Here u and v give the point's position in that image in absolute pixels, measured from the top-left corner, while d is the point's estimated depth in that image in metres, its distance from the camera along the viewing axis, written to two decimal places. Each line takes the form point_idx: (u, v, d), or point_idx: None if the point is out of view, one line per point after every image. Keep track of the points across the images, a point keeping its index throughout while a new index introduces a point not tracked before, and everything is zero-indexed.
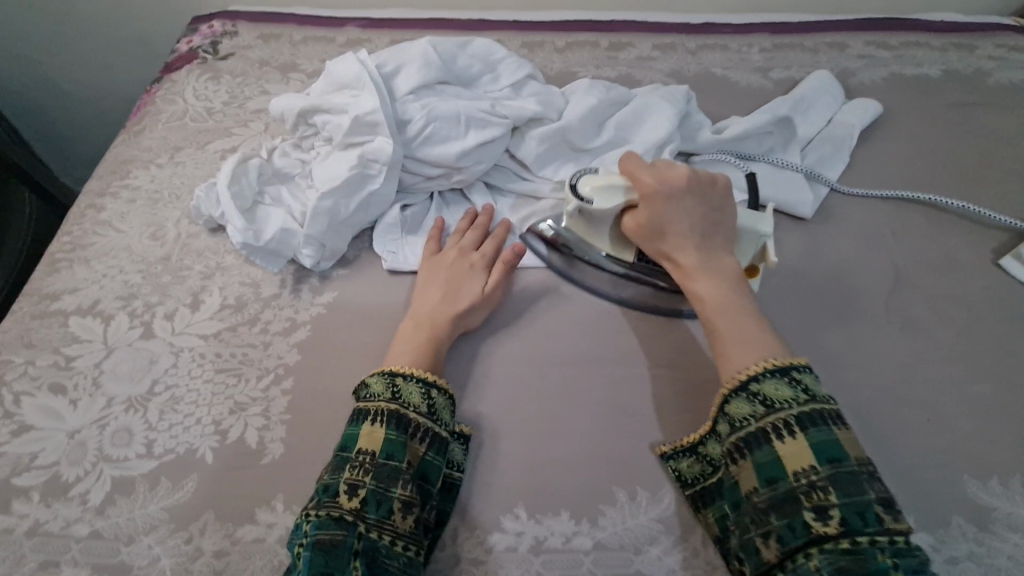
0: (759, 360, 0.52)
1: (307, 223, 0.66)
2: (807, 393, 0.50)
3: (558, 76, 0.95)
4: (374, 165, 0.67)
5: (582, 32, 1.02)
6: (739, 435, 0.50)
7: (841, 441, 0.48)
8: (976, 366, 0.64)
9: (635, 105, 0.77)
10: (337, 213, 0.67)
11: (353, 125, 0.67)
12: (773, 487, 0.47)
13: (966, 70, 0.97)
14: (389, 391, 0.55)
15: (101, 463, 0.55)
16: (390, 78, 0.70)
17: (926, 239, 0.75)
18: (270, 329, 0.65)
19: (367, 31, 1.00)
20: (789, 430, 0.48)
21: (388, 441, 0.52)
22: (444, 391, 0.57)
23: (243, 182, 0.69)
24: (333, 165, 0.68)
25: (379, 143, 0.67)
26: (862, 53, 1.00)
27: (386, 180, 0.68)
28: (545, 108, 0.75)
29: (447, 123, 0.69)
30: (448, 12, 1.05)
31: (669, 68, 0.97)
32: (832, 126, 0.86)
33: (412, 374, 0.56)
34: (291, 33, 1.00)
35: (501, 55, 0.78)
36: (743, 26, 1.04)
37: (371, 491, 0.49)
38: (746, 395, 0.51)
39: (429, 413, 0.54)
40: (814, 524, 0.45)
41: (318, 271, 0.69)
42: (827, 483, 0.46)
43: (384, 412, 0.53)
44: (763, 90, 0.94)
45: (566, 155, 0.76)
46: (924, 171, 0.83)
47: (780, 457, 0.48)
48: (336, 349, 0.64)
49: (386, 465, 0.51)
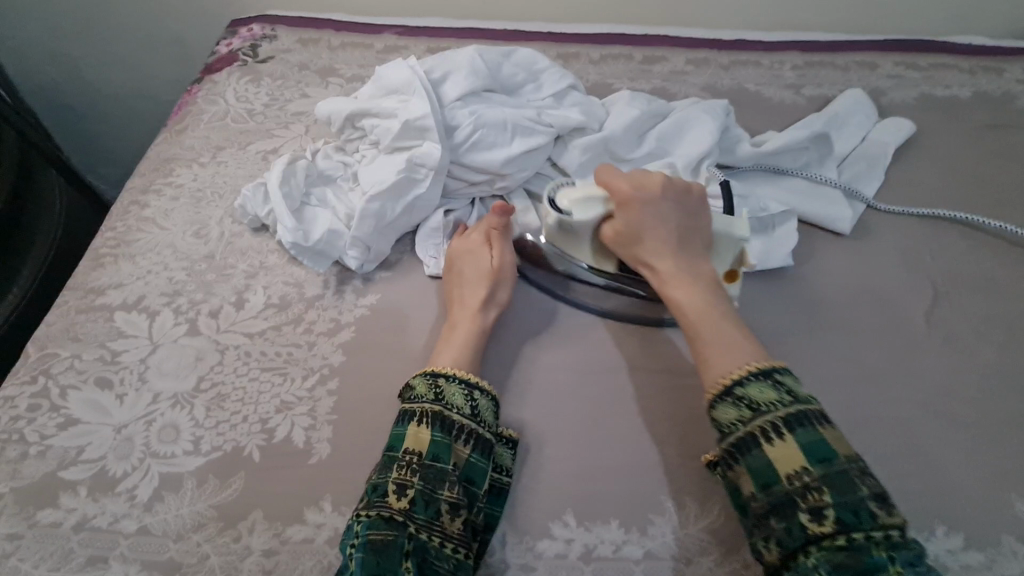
0: (741, 365, 0.52)
1: (355, 224, 0.66)
2: (790, 393, 0.50)
3: (593, 87, 0.96)
4: (421, 169, 0.68)
5: (617, 45, 1.03)
6: (729, 441, 0.50)
7: (827, 439, 0.48)
8: (1018, 385, 0.64)
9: (676, 118, 0.78)
10: (384, 215, 0.67)
11: (403, 128, 0.67)
12: (768, 490, 0.48)
13: (995, 92, 0.98)
14: (432, 392, 0.55)
15: (148, 459, 0.55)
16: (438, 84, 0.71)
17: (962, 257, 0.75)
18: (315, 329, 0.65)
19: (404, 38, 1.02)
20: (776, 433, 0.48)
21: (434, 442, 0.52)
22: (486, 393, 0.56)
23: (291, 183, 0.69)
24: (380, 168, 0.69)
25: (427, 148, 0.67)
26: (892, 72, 1.01)
27: (432, 184, 0.69)
28: (588, 120, 0.76)
29: (495, 130, 0.70)
30: (483, 22, 1.07)
31: (702, 82, 0.98)
32: (866, 144, 0.87)
33: (454, 375, 0.56)
34: (329, 38, 1.01)
35: (544, 65, 0.79)
36: (774, 43, 1.06)
37: (419, 492, 0.49)
38: (732, 400, 0.51)
39: (473, 415, 0.54)
40: (811, 525, 0.45)
41: (362, 272, 0.69)
42: (820, 484, 0.46)
43: (427, 412, 0.53)
44: (796, 106, 0.95)
45: (607, 165, 0.76)
46: (958, 190, 0.83)
47: (773, 462, 0.48)
48: (381, 351, 0.64)
49: (433, 466, 0.51)
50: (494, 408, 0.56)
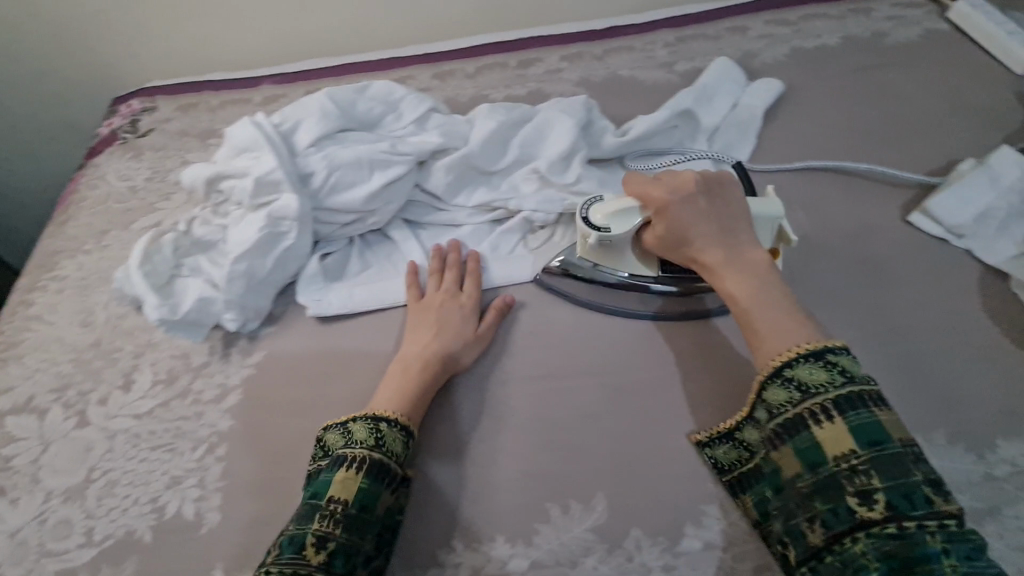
0: (793, 346, 0.51)
1: (224, 288, 0.67)
2: (845, 376, 0.48)
3: (469, 102, 0.97)
4: (284, 221, 0.69)
5: (491, 55, 1.05)
6: (777, 422, 0.50)
7: (883, 422, 0.47)
8: (893, 324, 0.65)
9: (537, 122, 0.79)
10: (255, 273, 0.68)
11: (256, 185, 0.68)
12: (816, 471, 0.47)
13: (864, 34, 0.99)
14: (372, 437, 0.55)
15: (43, 559, 0.56)
16: (290, 135, 0.72)
17: (836, 207, 0.76)
18: (202, 398, 0.65)
19: (281, 87, 1.03)
20: (826, 415, 0.48)
21: (362, 490, 0.52)
22: (394, 423, 0.57)
23: (155, 260, 0.69)
24: (243, 228, 0.69)
25: (285, 201, 0.68)
26: (763, 33, 1.03)
27: (299, 234, 0.70)
28: (448, 141, 0.76)
29: (351, 169, 0.71)
30: (360, 55, 1.08)
31: (577, 76, 0.99)
32: (737, 111, 0.88)
33: (384, 414, 0.57)
34: (208, 100, 1.02)
35: (400, 95, 0.80)
36: (646, 25, 1.07)
37: (340, 545, 0.49)
38: (782, 381, 0.50)
39: (381, 449, 0.54)
40: (861, 509, 0.44)
41: (246, 332, 0.70)
42: (870, 467, 0.45)
43: (350, 455, 0.54)
44: (669, 84, 0.96)
45: (476, 180, 0.77)
46: (830, 140, 0.84)
47: (821, 443, 0.47)
48: (267, 406, 0.64)
49: (360, 516, 0.51)
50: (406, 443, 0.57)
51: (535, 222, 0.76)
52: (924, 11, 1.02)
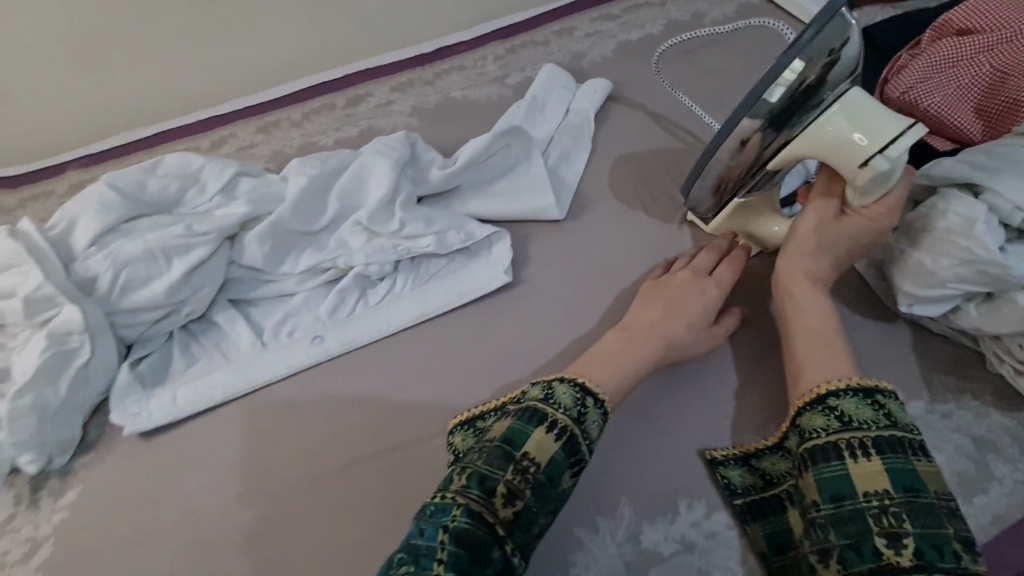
0: (838, 378, 0.53)
1: (8, 430, 0.58)
2: (889, 418, 0.49)
3: (298, 152, 0.90)
4: (72, 336, 0.60)
5: (319, 97, 0.99)
6: (809, 446, 0.51)
7: (920, 471, 0.47)
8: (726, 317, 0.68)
9: (354, 168, 0.73)
10: (48, 403, 0.59)
11: (26, 305, 0.59)
12: (841, 504, 0.47)
13: (683, 19, 1.01)
14: (575, 408, 0.53)
15: None
16: (68, 239, 0.64)
17: (670, 204, 0.77)
18: (8, 560, 0.57)
19: (89, 170, 0.92)
20: (865, 450, 0.48)
21: (553, 461, 0.49)
22: (571, 386, 0.54)
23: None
24: (21, 354, 0.60)
25: (66, 315, 0.60)
26: (590, 31, 1.02)
27: (96, 346, 0.62)
28: (258, 208, 0.71)
29: (143, 263, 0.63)
30: (177, 118, 0.99)
31: (409, 106, 0.94)
32: (568, 117, 0.86)
33: (586, 387, 0.55)
34: (3, 198, 0.90)
35: (198, 165, 0.72)
36: (476, 39, 1.04)
37: (527, 509, 0.47)
38: (825, 408, 0.52)
39: (565, 412, 0.52)
40: (886, 551, 0.45)
41: (56, 468, 0.61)
42: (901, 510, 0.45)
43: (538, 413, 0.51)
44: (503, 99, 0.93)
45: (299, 242, 0.71)
46: (660, 134, 0.85)
47: (853, 478, 0.48)
48: (88, 553, 0.57)
49: (546, 483, 0.48)
50: (602, 417, 0.54)
51: (371, 276, 0.71)
52: None
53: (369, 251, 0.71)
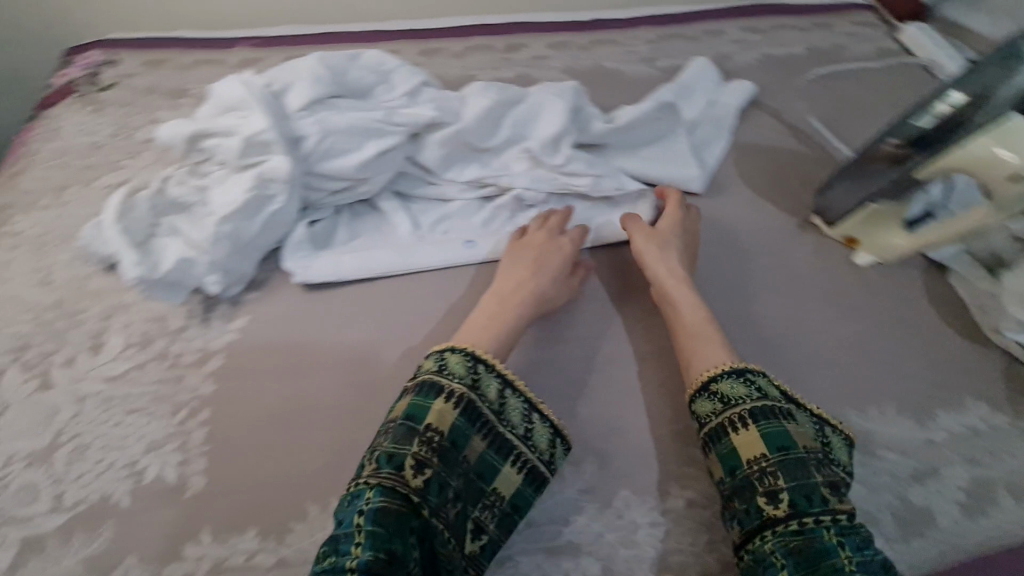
0: (716, 365, 0.59)
1: (207, 249, 0.64)
2: (759, 392, 0.56)
3: (456, 80, 0.97)
4: (272, 183, 0.67)
5: (478, 36, 1.05)
6: (705, 431, 0.57)
7: (790, 431, 0.54)
8: (851, 308, 0.72)
9: (529, 103, 0.79)
10: (240, 235, 0.66)
11: (245, 145, 0.66)
12: (734, 475, 0.54)
13: (825, 47, 1.07)
14: (469, 377, 0.55)
15: (5, 525, 0.52)
16: (284, 100, 0.71)
17: (801, 203, 0.83)
18: (181, 362, 0.63)
19: (259, 50, 0.99)
20: (743, 424, 0.55)
21: (456, 427, 0.52)
22: (518, 389, 0.57)
23: (130, 218, 0.66)
24: (228, 189, 0.67)
25: (274, 163, 0.67)
26: (736, 38, 1.08)
27: (287, 198, 0.68)
28: (440, 113, 0.76)
29: (344, 136, 0.70)
30: (343, 25, 1.06)
31: (563, 65, 1.01)
32: (713, 108, 0.93)
33: (510, 376, 0.57)
34: (178, 57, 0.97)
35: (393, 65, 0.78)
36: (628, 20, 1.10)
37: (436, 474, 0.50)
38: (708, 395, 0.58)
39: (497, 408, 0.55)
40: (768, 507, 0.51)
41: (228, 296, 0.68)
42: (777, 470, 0.51)
43: (460, 395, 0.53)
44: (651, 79, 1.00)
45: (468, 156, 0.78)
46: (796, 141, 0.91)
47: (737, 448, 0.54)
48: (252, 372, 0.63)
49: (452, 450, 0.51)
50: (553, 431, 0.56)
51: (526, 201, 0.78)
52: (877, 31, 1.11)
53: (530, 179, 0.77)
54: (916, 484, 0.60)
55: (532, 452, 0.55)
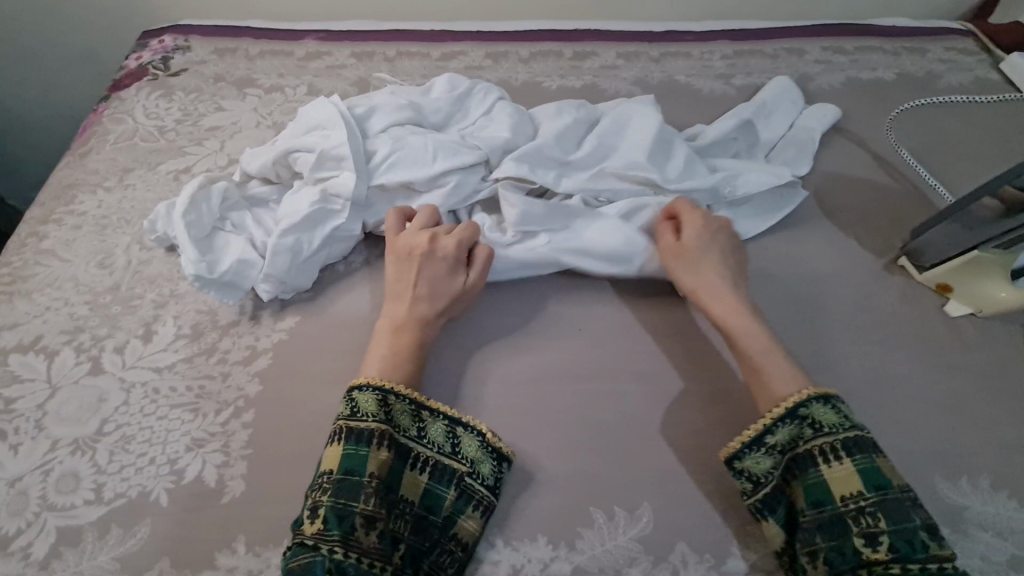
0: (798, 390, 0.54)
1: (267, 257, 0.63)
2: (850, 420, 0.51)
3: (522, 87, 0.94)
4: (338, 199, 0.66)
5: (546, 41, 1.01)
6: (787, 461, 0.52)
7: (882, 466, 0.49)
8: (944, 363, 0.66)
9: (612, 116, 0.75)
10: (301, 248, 0.64)
11: (320, 159, 0.67)
12: (821, 510, 0.49)
13: (919, 73, 0.99)
14: (380, 411, 0.52)
15: (45, 512, 0.52)
16: (363, 119, 0.71)
17: (889, 242, 0.76)
18: (229, 358, 0.61)
19: (326, 44, 0.97)
20: (789, 477, 0.51)
21: (345, 456, 0.50)
22: (404, 397, 0.54)
23: (201, 208, 0.66)
24: (299, 200, 0.66)
25: (344, 178, 0.66)
26: (820, 58, 1.01)
27: (350, 216, 0.67)
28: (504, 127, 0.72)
29: (414, 149, 0.68)
30: (409, 22, 1.04)
31: (633, 76, 0.97)
32: (793, 132, 0.86)
33: (390, 386, 0.54)
34: (246, 47, 0.97)
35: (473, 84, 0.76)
36: (704, 33, 1.04)
37: (330, 509, 0.47)
38: (764, 449, 0.52)
39: (387, 419, 0.52)
40: (866, 550, 0.46)
41: (278, 300, 0.66)
42: (877, 510, 0.47)
43: (342, 427, 0.51)
44: (726, 97, 0.94)
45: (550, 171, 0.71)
46: (883, 174, 0.84)
47: (830, 484, 0.49)
48: (299, 377, 0.60)
49: (346, 480, 0.49)
50: (481, 440, 0.54)
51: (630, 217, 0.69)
52: (977, 59, 1.02)
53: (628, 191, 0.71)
54: (1012, 572, 0.53)
55: (456, 462, 0.53)
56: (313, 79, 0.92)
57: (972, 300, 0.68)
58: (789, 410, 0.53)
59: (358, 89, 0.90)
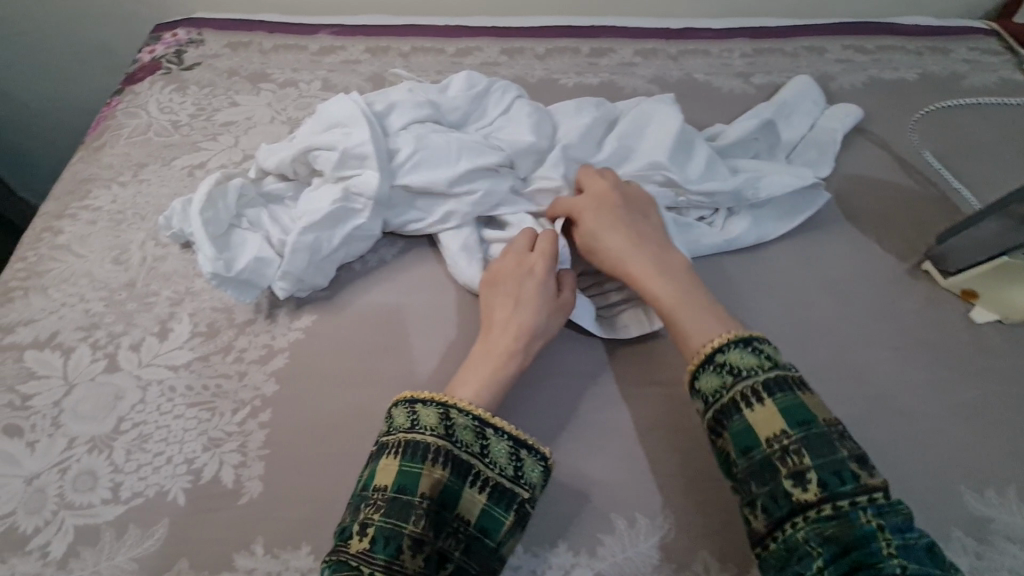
0: (716, 337, 0.51)
1: (287, 255, 0.62)
2: (770, 359, 0.48)
3: (538, 84, 0.92)
4: (359, 198, 0.65)
5: (562, 38, 1.00)
6: (712, 410, 0.49)
7: (807, 403, 0.46)
8: (970, 371, 0.65)
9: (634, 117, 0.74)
10: (321, 247, 0.64)
11: (342, 157, 0.65)
12: (749, 456, 0.46)
13: (942, 73, 0.97)
14: (441, 425, 0.49)
15: (62, 511, 0.51)
16: (382, 115, 0.69)
17: (912, 246, 0.75)
18: (245, 358, 0.61)
19: (340, 39, 0.96)
20: (718, 430, 0.48)
21: (401, 472, 0.47)
22: (467, 413, 0.50)
23: (217, 205, 0.65)
24: (319, 197, 0.65)
25: (366, 176, 0.64)
26: (841, 57, 1.00)
27: (371, 215, 0.66)
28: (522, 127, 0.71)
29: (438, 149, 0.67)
30: (424, 17, 1.03)
31: (650, 74, 0.95)
32: (814, 132, 0.85)
33: (454, 402, 0.51)
34: (260, 41, 0.96)
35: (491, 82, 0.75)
36: (723, 31, 1.03)
37: (380, 528, 0.45)
38: (691, 397, 0.50)
39: (447, 434, 0.48)
40: (795, 490, 0.43)
41: (294, 298, 0.65)
42: (799, 447, 0.44)
43: (401, 442, 0.48)
44: (745, 96, 0.93)
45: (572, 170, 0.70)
46: (906, 177, 0.82)
47: (753, 426, 0.46)
48: (316, 377, 0.60)
49: (398, 498, 0.45)
50: (543, 464, 0.50)
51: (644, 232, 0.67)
52: (1002, 59, 1.00)
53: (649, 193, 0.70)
54: None
55: (517, 487, 0.49)
56: (327, 74, 0.91)
57: (999, 306, 0.67)
58: (707, 357, 0.50)
59: (373, 86, 0.89)
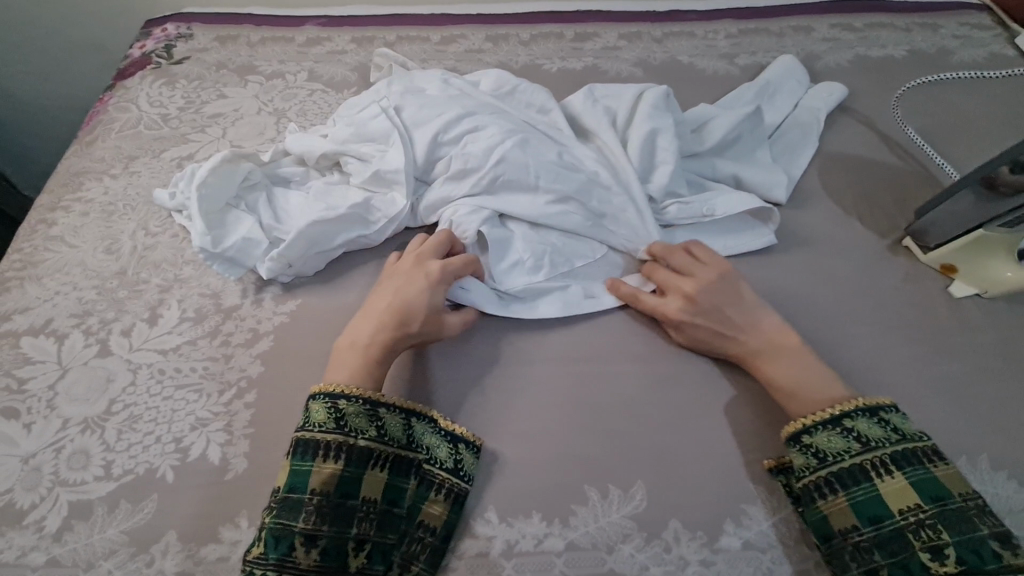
0: (847, 400, 0.54)
1: (286, 243, 0.64)
2: (898, 432, 0.51)
3: (521, 69, 0.93)
4: (377, 214, 0.68)
5: (546, 23, 1.00)
6: (832, 470, 0.51)
7: (940, 478, 0.49)
8: (946, 343, 0.65)
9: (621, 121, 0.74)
10: (321, 240, 0.66)
11: (374, 176, 0.67)
12: (879, 525, 0.48)
13: (930, 50, 0.96)
14: (332, 420, 0.52)
15: (57, 488, 0.54)
16: (414, 124, 0.70)
17: (892, 221, 0.75)
18: (231, 341, 0.63)
19: (326, 29, 0.97)
20: (831, 489, 0.50)
21: (292, 473, 0.50)
22: (356, 398, 0.53)
23: (222, 183, 0.67)
24: (336, 197, 0.68)
25: (393, 199, 0.68)
26: (828, 35, 0.99)
27: (380, 228, 0.68)
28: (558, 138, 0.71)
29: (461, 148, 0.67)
30: (409, 7, 1.03)
31: (634, 57, 0.95)
32: (798, 112, 0.85)
33: (341, 391, 0.53)
34: (248, 34, 0.97)
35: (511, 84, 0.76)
36: (708, 12, 1.03)
37: (270, 530, 0.48)
38: (802, 447, 0.52)
39: (339, 428, 0.52)
40: (932, 563, 0.46)
41: (277, 281, 0.67)
42: (936, 522, 0.47)
43: (293, 441, 0.52)
44: (729, 78, 0.93)
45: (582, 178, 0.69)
46: (889, 154, 0.82)
47: (884, 497, 0.49)
48: (299, 359, 0.61)
49: (289, 497, 0.49)
50: (434, 426, 0.55)
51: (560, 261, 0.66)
52: (992, 34, 0.98)
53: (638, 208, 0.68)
54: None
55: (413, 451, 0.54)
56: (314, 65, 0.92)
57: (977, 280, 0.67)
58: (832, 419, 0.53)
59: (358, 75, 0.90)
